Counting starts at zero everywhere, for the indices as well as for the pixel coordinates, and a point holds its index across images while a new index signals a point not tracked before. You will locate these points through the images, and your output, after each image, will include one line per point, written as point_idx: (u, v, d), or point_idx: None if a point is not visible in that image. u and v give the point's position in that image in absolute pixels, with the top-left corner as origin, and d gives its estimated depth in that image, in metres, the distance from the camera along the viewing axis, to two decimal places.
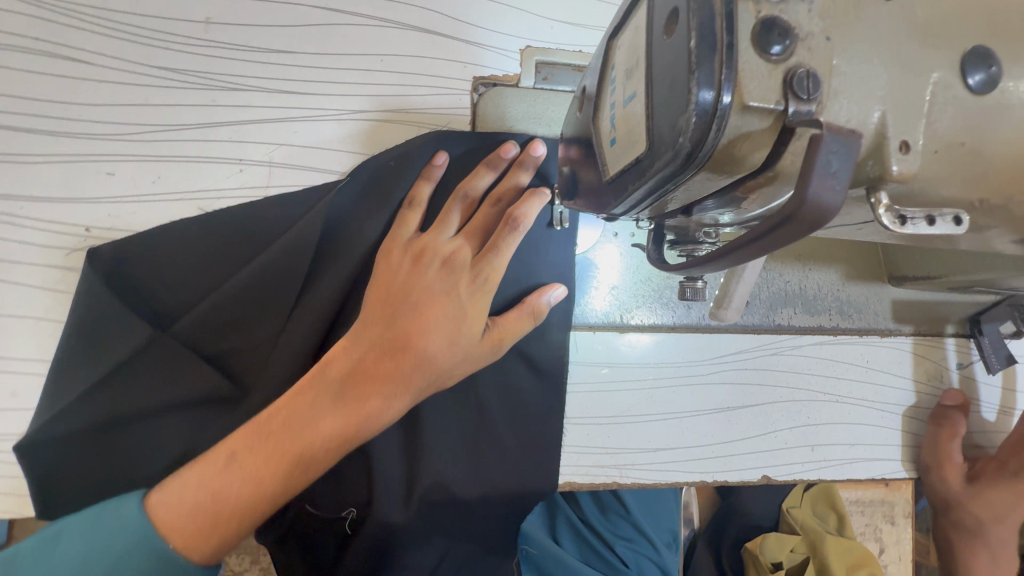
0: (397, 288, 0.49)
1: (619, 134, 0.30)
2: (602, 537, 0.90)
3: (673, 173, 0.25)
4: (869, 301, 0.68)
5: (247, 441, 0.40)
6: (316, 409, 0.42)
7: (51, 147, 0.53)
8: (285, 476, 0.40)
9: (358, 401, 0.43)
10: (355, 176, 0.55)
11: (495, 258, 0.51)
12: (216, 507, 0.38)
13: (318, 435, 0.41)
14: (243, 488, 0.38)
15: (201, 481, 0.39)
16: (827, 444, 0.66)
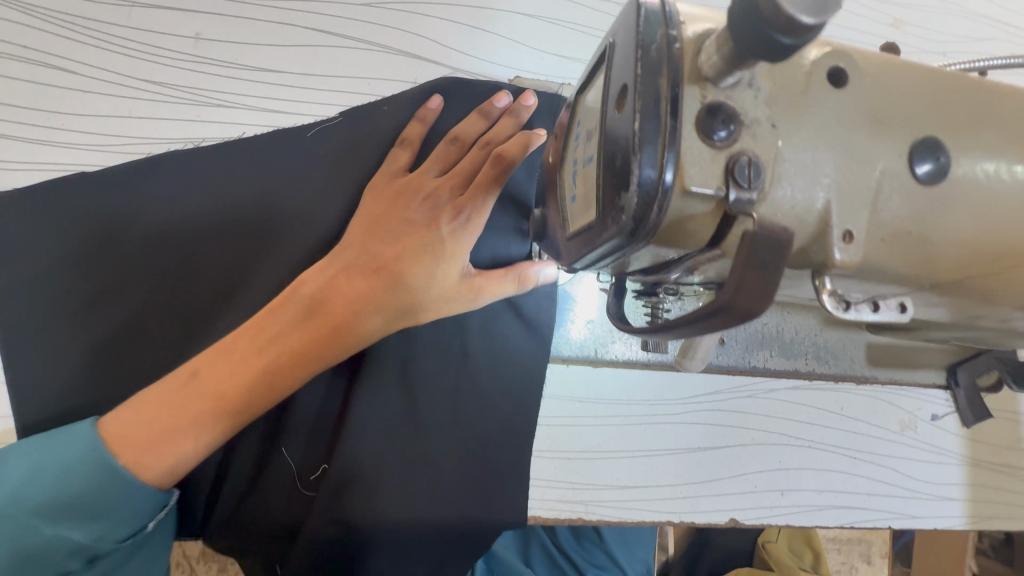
0: (377, 217, 0.50)
1: (579, 192, 0.30)
2: (574, 563, 0.89)
3: (621, 245, 0.25)
4: (846, 347, 0.67)
5: (208, 360, 0.44)
6: (273, 337, 0.45)
7: (31, 154, 0.53)
8: (244, 399, 0.44)
9: (313, 328, 0.45)
10: (344, 117, 0.58)
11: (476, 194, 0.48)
12: (180, 425, 0.43)
13: (275, 363, 0.44)
14: (199, 402, 0.43)
15: (161, 397, 0.43)
16: (798, 490, 0.66)
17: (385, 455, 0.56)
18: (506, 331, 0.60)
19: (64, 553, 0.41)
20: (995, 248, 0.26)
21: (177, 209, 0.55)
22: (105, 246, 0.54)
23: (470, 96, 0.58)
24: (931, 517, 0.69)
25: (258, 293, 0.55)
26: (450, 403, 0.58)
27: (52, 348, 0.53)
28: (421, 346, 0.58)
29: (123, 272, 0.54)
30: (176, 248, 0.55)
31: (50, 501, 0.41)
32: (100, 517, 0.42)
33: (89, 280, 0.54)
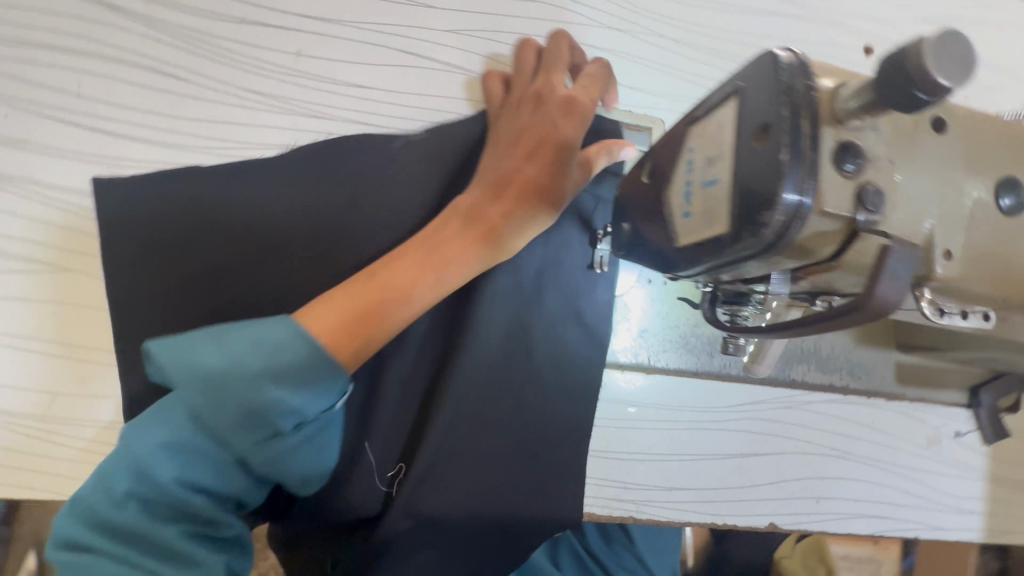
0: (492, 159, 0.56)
1: (696, 209, 0.34)
2: (606, 567, 0.93)
3: (754, 254, 0.29)
4: (877, 364, 0.72)
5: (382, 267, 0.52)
6: (431, 239, 0.53)
7: (144, 154, 0.56)
8: (419, 287, 0.52)
9: (466, 235, 0.53)
10: (426, 132, 0.62)
11: (555, 129, 0.54)
12: (366, 312, 0.50)
13: (440, 256, 0.53)
14: (385, 293, 0.51)
15: (347, 299, 0.50)
16: (832, 498, 0.70)
17: (456, 448, 0.61)
18: (568, 335, 0.64)
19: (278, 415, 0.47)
20: None
21: (281, 213, 0.58)
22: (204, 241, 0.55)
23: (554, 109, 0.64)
24: (955, 530, 0.73)
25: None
26: (516, 404, 0.63)
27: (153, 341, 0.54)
28: (492, 349, 0.62)
29: (228, 270, 0.56)
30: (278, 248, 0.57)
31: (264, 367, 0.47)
32: (300, 389, 0.48)
33: (178, 269, 0.55)
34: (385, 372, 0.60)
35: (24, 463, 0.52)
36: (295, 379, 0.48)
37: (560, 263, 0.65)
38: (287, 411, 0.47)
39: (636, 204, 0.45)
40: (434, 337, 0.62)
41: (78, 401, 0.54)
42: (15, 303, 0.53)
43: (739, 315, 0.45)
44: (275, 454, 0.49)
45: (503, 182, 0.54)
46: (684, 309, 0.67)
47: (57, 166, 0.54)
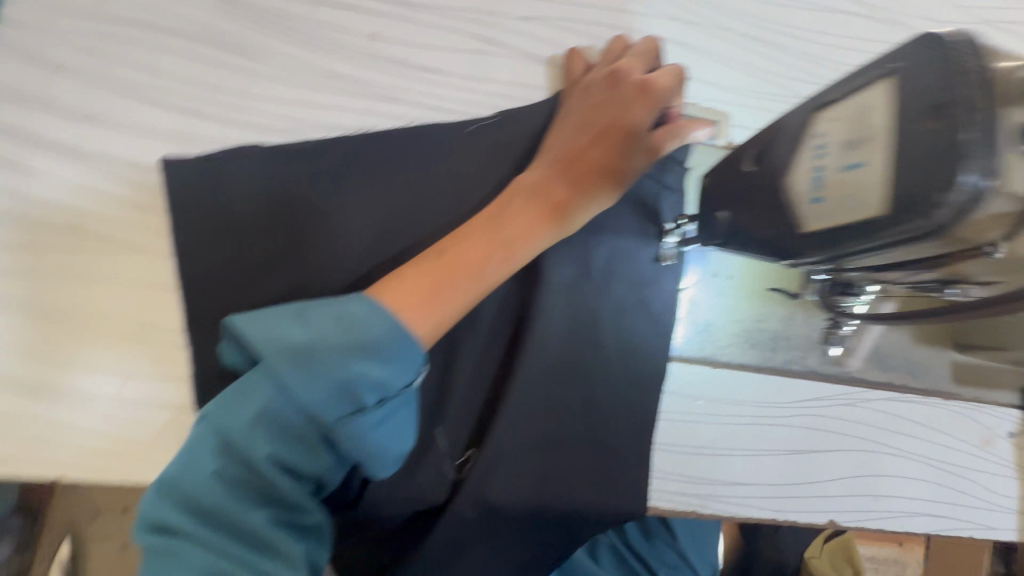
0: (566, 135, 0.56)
1: (830, 193, 0.34)
2: (647, 562, 0.95)
3: (913, 237, 0.29)
4: (934, 363, 0.72)
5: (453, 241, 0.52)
6: (500, 213, 0.53)
7: (219, 133, 0.56)
8: (490, 260, 0.51)
9: (538, 208, 0.53)
10: (500, 116, 0.61)
11: (629, 109, 0.53)
12: (438, 284, 0.50)
13: (511, 230, 0.52)
14: (459, 266, 0.51)
15: (422, 273, 0.50)
16: (890, 496, 0.70)
17: (526, 437, 0.60)
18: (636, 326, 0.63)
19: (362, 391, 0.46)
20: None
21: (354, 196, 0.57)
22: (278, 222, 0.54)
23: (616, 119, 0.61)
24: (1007, 529, 0.74)
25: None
26: (584, 395, 0.62)
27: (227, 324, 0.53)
28: (561, 339, 0.61)
29: (301, 253, 0.55)
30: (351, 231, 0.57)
31: (347, 343, 0.46)
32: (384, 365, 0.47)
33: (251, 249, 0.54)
34: (456, 360, 0.60)
35: (96, 442, 0.51)
36: (377, 352, 0.47)
37: (628, 255, 0.64)
38: (369, 386, 0.46)
39: (738, 193, 0.45)
40: (504, 326, 0.62)
41: (151, 382, 0.53)
42: (91, 281, 0.52)
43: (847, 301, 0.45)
44: (355, 437, 0.47)
45: (574, 159, 0.54)
46: (749, 304, 0.67)
47: (134, 142, 0.53)
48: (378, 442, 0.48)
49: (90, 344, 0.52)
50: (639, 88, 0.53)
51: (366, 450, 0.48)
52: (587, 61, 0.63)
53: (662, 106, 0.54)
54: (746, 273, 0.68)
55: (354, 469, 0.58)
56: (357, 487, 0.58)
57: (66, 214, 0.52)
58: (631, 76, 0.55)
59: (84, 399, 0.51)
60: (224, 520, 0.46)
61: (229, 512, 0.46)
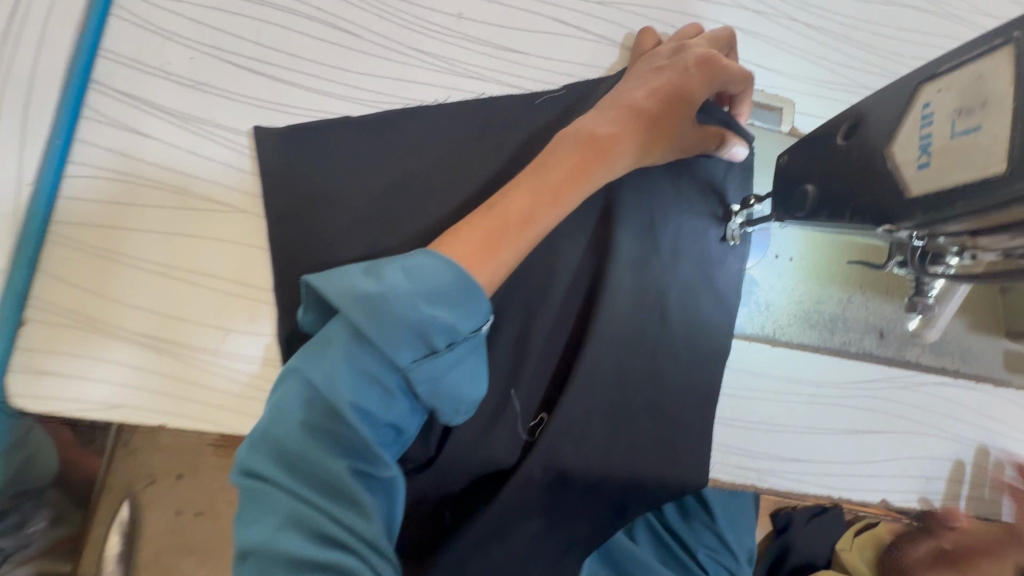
0: (617, 95, 0.57)
1: (941, 159, 0.36)
2: (685, 542, 1.00)
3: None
4: (986, 351, 0.74)
5: (502, 192, 0.54)
6: (540, 167, 0.54)
7: (315, 103, 0.58)
8: (537, 208, 0.52)
9: (586, 156, 0.53)
10: (570, 91, 0.63)
11: (685, 82, 0.55)
12: (482, 233, 0.51)
13: (554, 181, 0.53)
14: (512, 214, 0.52)
15: (474, 222, 0.52)
16: (942, 478, 0.71)
17: (597, 406, 0.62)
18: (700, 301, 0.65)
19: (437, 331, 0.47)
20: None
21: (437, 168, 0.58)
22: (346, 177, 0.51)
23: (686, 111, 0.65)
24: None
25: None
26: (648, 366, 0.64)
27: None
28: (629, 311, 0.63)
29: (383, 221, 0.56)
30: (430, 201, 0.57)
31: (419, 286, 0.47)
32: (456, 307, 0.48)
33: (341, 214, 0.56)
34: (529, 327, 0.62)
35: (188, 394, 0.53)
36: (449, 296, 0.48)
37: (694, 233, 0.66)
38: (443, 327, 0.47)
39: (827, 168, 0.46)
40: (574, 299, 0.64)
41: (241, 337, 0.54)
42: (191, 239, 0.54)
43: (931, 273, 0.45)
44: (428, 378, 0.48)
45: (628, 115, 0.55)
46: (808, 285, 0.69)
47: (236, 108, 0.56)
48: (449, 383, 0.49)
49: (189, 299, 0.53)
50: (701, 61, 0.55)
51: (438, 395, 0.49)
52: (658, 39, 0.64)
53: (721, 83, 0.56)
54: (807, 256, 0.70)
55: (432, 427, 0.61)
56: (434, 446, 0.61)
57: (172, 172, 0.54)
58: (695, 50, 0.58)
59: (180, 353, 0.53)
60: (306, 472, 0.45)
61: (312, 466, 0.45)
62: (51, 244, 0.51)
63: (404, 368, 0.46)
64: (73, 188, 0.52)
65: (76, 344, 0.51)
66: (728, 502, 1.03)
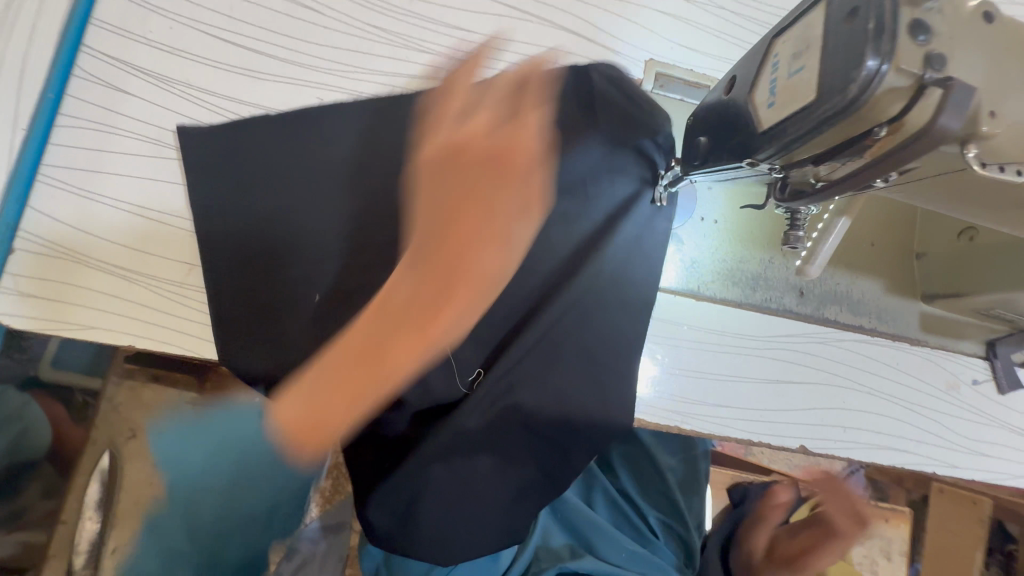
0: (455, 172, 0.49)
1: (780, 96, 0.42)
2: (641, 506, 1.07)
3: (832, 117, 0.38)
4: (902, 312, 0.80)
5: (360, 337, 0.47)
6: (385, 299, 0.49)
7: (279, 69, 0.65)
8: (415, 338, 0.46)
9: (440, 278, 0.47)
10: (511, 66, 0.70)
11: (513, 142, 0.50)
12: (316, 406, 0.44)
13: (396, 341, 0.46)
14: (338, 421, 0.44)
15: (309, 400, 0.45)
16: (858, 428, 0.77)
17: (528, 347, 0.67)
18: (628, 255, 0.70)
19: None
20: None
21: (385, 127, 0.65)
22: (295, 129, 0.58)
23: (617, 84, 0.72)
24: (968, 467, 0.80)
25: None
26: (578, 313, 0.69)
27: (271, 228, 0.61)
28: (560, 262, 0.69)
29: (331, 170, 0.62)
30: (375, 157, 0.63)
31: None
32: None
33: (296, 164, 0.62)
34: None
35: (156, 318, 0.59)
36: None
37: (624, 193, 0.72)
38: None
39: (713, 119, 0.53)
40: None
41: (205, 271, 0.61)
42: (165, 183, 0.61)
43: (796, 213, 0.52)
44: None
45: (461, 206, 0.49)
46: (732, 246, 0.75)
47: (208, 72, 0.63)
48: None
49: (162, 237, 0.60)
50: (479, 134, 0.50)
51: None
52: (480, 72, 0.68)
53: (527, 126, 0.51)
54: (732, 220, 0.76)
55: None
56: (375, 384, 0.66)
57: (150, 126, 0.61)
58: (502, 125, 0.51)
59: (153, 284, 0.59)
60: None
61: None
62: (40, 185, 0.58)
63: None
64: (62, 136, 0.59)
65: (61, 272, 0.58)
66: (681, 469, 1.09)
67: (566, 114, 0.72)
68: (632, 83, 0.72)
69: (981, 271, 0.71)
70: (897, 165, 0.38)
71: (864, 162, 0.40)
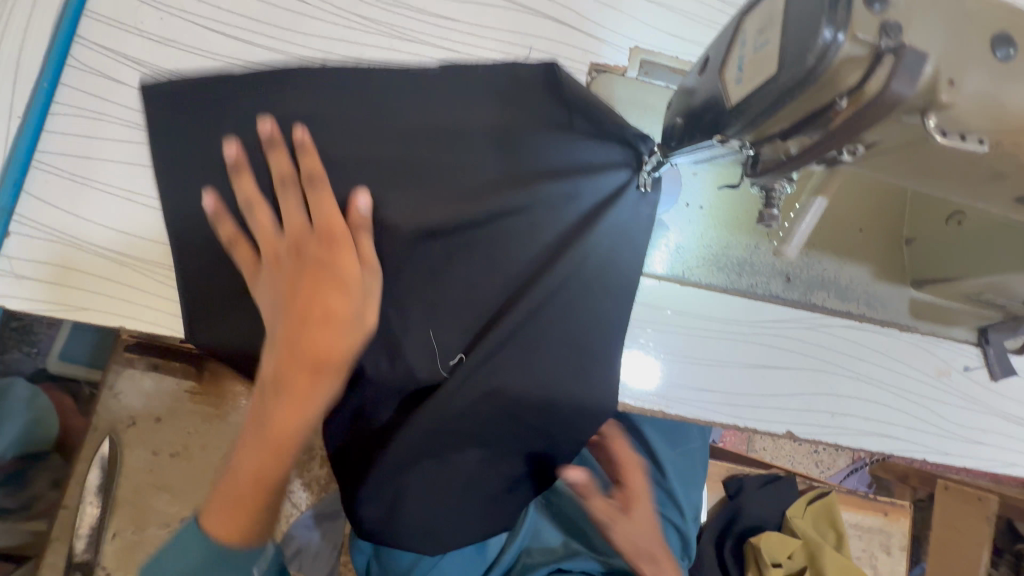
0: (296, 315, 0.56)
1: (748, 72, 0.42)
2: None
3: (794, 87, 0.38)
4: (892, 298, 0.79)
5: (255, 452, 0.55)
6: (258, 418, 0.56)
7: (267, 58, 0.67)
8: (277, 457, 0.55)
9: (304, 375, 0.55)
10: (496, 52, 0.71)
11: (325, 313, 0.56)
12: (234, 509, 0.54)
13: (288, 425, 0.55)
14: (251, 476, 0.54)
15: (223, 497, 0.54)
16: (846, 414, 0.77)
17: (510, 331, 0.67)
18: (611, 238, 0.69)
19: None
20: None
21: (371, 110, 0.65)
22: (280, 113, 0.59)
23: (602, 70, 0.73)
24: (959, 454, 0.79)
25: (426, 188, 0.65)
26: (560, 298, 0.68)
27: None
28: (543, 247, 0.68)
29: (299, 139, 0.59)
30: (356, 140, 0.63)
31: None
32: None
33: None
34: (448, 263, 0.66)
35: (148, 300, 0.61)
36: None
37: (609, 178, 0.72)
38: None
39: (689, 98, 0.53)
40: None
41: None
42: (155, 169, 0.62)
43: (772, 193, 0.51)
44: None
45: (302, 351, 0.55)
46: (717, 231, 0.76)
47: (198, 61, 0.65)
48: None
49: (152, 221, 0.62)
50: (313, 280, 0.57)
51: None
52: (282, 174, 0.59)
53: (344, 285, 0.57)
54: (717, 205, 0.76)
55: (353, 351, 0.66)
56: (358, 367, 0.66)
57: (141, 113, 0.63)
58: (308, 247, 0.58)
59: (143, 267, 0.61)
60: None
61: None
62: (35, 170, 0.60)
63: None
64: (56, 124, 0.61)
65: (55, 255, 0.60)
66: (678, 461, 1.07)
67: (549, 99, 0.70)
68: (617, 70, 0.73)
69: (969, 256, 0.70)
70: (857, 135, 0.39)
71: (817, 137, 0.41)
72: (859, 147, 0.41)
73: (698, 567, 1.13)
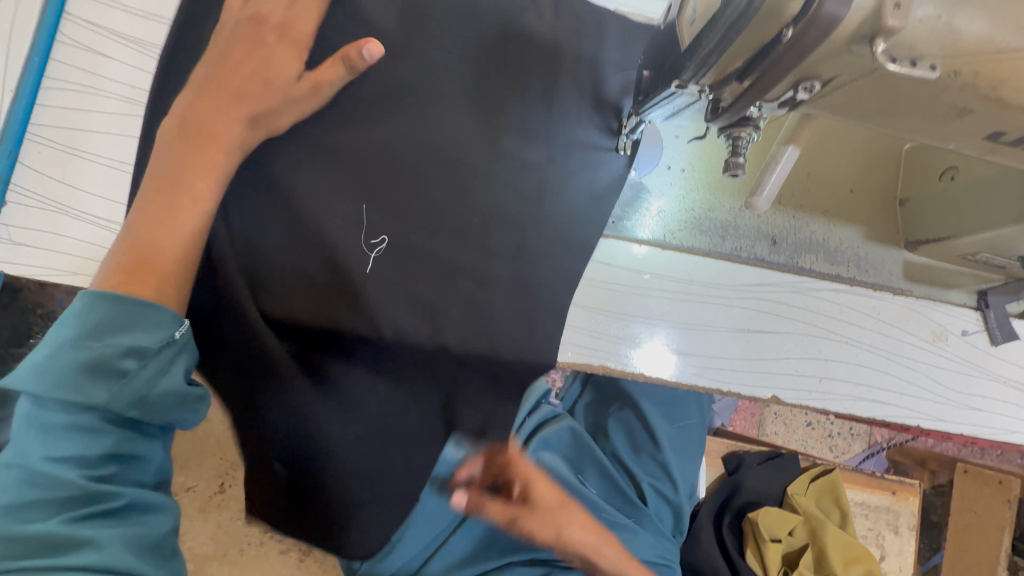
0: (227, 86, 0.60)
1: (700, 14, 0.43)
2: (633, 472, 1.05)
3: (739, 19, 0.39)
4: (885, 261, 0.78)
5: (156, 205, 0.56)
6: (168, 181, 0.57)
7: None
8: (179, 214, 0.56)
9: (208, 141, 0.58)
10: (474, 8, 0.70)
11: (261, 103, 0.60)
12: (130, 266, 0.53)
13: (198, 184, 0.57)
14: (149, 226, 0.55)
15: (115, 254, 0.54)
16: (835, 378, 0.75)
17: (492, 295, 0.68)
18: (586, 203, 0.71)
19: (122, 354, 0.48)
20: (986, 47, 0.38)
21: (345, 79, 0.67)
22: (256, 79, 0.60)
23: (580, 30, 0.73)
24: (957, 421, 0.77)
25: (406, 153, 0.67)
26: (538, 260, 0.70)
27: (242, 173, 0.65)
28: (520, 209, 0.69)
29: None
30: (313, 89, 0.62)
31: (94, 338, 0.48)
32: (131, 329, 0.50)
33: None
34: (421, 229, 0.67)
35: None
36: (135, 330, 0.50)
37: (588, 140, 0.72)
38: (126, 351, 0.49)
39: (654, 46, 0.53)
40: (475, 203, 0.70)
41: None
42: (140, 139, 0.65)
43: (738, 146, 0.49)
44: (133, 386, 0.49)
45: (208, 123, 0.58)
46: (699, 193, 0.75)
47: (175, 27, 0.66)
48: (148, 386, 0.50)
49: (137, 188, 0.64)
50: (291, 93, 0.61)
51: (145, 399, 0.50)
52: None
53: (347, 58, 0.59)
54: (699, 170, 0.76)
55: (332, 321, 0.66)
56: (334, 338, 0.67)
57: (127, 84, 0.65)
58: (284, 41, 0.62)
59: None
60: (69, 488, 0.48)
61: (63, 479, 0.47)
62: (30, 142, 0.63)
63: (119, 384, 0.48)
64: (48, 97, 0.64)
65: (47, 222, 0.63)
66: (675, 436, 1.06)
67: (523, 61, 0.71)
68: (596, 32, 0.73)
69: (963, 212, 0.67)
70: (806, 65, 0.40)
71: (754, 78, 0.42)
72: (810, 84, 0.41)
73: (695, 543, 1.12)
